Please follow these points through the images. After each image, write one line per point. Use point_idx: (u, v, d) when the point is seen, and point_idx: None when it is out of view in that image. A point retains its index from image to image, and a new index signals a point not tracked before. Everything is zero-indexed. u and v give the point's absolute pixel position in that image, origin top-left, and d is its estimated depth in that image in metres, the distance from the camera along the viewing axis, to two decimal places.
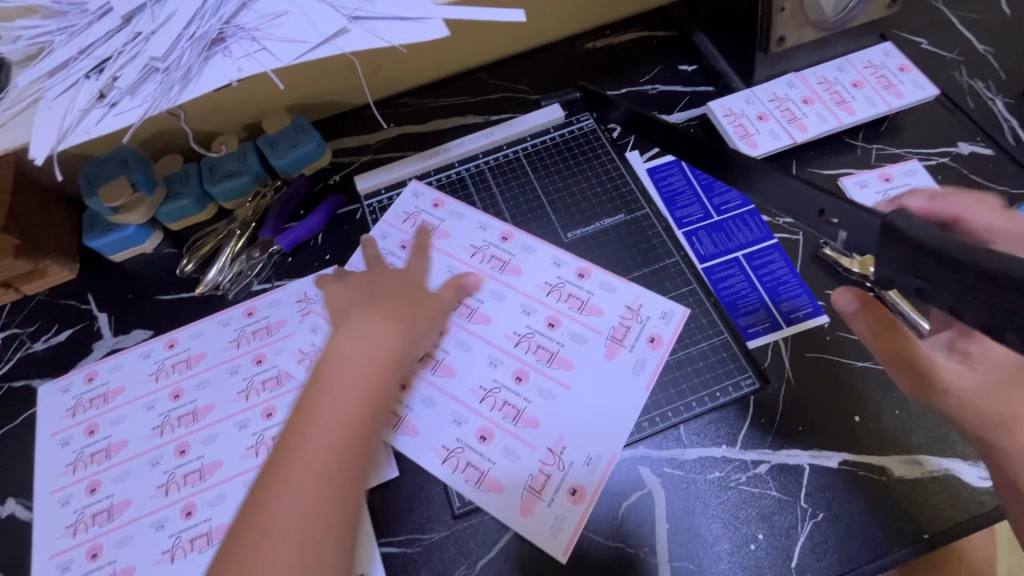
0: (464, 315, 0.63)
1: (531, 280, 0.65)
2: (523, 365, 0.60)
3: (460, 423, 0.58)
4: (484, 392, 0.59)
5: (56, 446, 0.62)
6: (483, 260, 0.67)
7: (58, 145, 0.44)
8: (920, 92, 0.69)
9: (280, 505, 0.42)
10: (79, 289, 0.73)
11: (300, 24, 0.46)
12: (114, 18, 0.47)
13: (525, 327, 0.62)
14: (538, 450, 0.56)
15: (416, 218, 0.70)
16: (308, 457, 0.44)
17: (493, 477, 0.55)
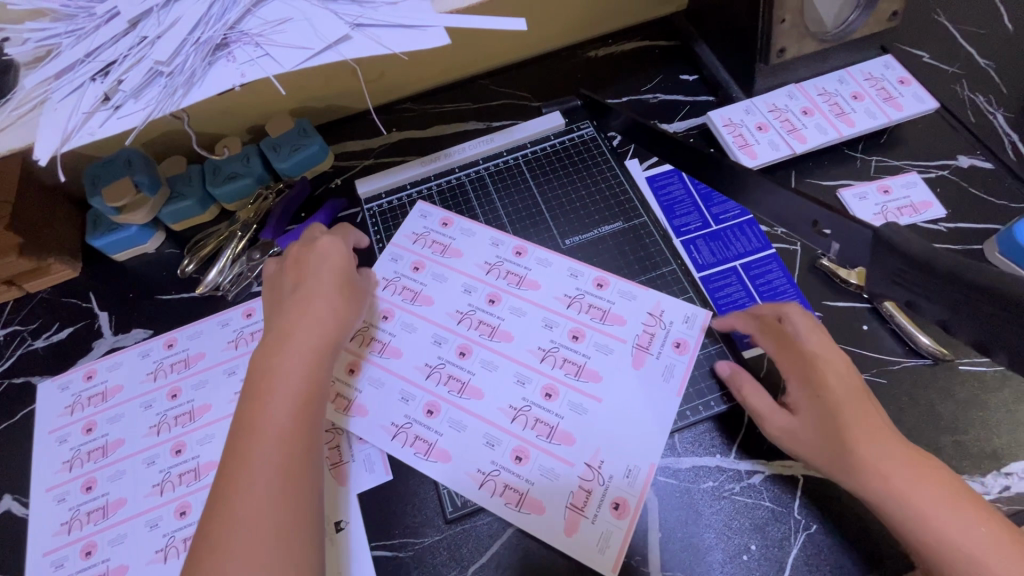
0: (484, 333, 0.63)
1: (548, 293, 0.64)
2: (552, 380, 0.59)
3: (494, 444, 0.57)
4: (515, 410, 0.58)
5: (53, 443, 0.63)
6: (498, 276, 0.66)
7: (62, 146, 0.45)
8: (920, 105, 0.69)
9: (252, 463, 0.44)
10: (81, 287, 0.73)
11: (303, 30, 0.47)
12: (121, 22, 0.47)
13: (549, 341, 0.61)
14: (577, 467, 0.55)
15: (426, 238, 0.69)
16: (274, 415, 0.46)
17: (534, 498, 0.54)
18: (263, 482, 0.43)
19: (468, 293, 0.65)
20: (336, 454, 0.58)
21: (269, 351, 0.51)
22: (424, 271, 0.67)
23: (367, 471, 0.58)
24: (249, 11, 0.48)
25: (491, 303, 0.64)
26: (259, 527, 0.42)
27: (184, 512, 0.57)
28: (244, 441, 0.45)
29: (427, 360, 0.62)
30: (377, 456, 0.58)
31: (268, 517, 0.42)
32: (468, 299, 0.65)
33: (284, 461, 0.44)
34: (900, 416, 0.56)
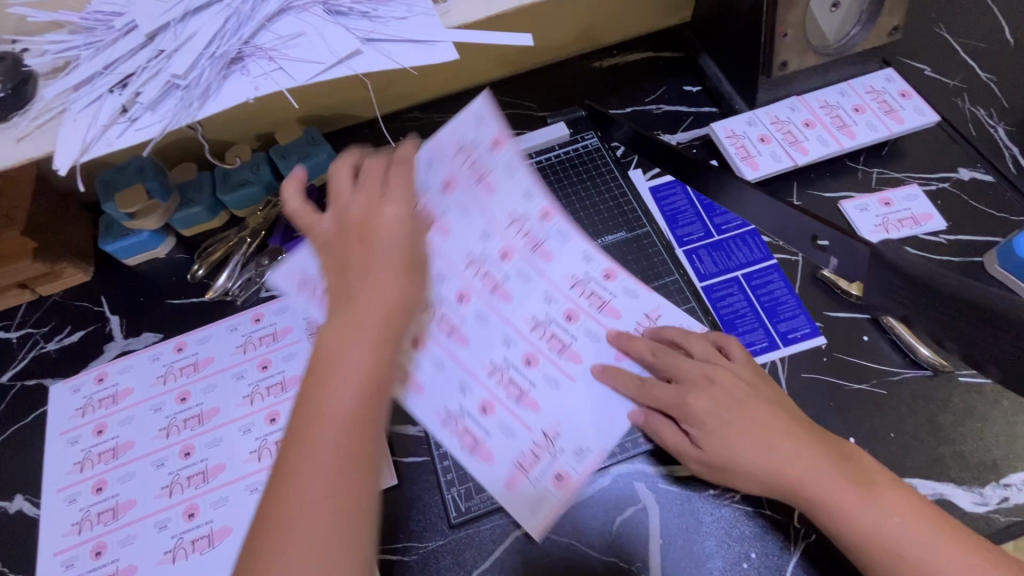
0: (490, 295, 0.57)
1: (561, 268, 0.59)
2: (535, 350, 0.57)
3: (465, 391, 0.56)
4: (493, 366, 0.56)
5: (64, 445, 0.64)
6: (518, 234, 0.58)
7: (81, 156, 0.46)
8: (921, 118, 0.70)
9: (313, 444, 0.38)
10: (93, 291, 0.75)
11: (316, 45, 0.48)
12: (138, 36, 0.49)
13: (545, 314, 0.58)
14: (529, 433, 0.55)
15: (469, 154, 0.56)
16: (331, 403, 0.39)
17: (486, 448, 0.54)
18: (323, 470, 0.37)
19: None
20: None
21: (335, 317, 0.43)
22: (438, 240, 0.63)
23: None
24: (263, 26, 0.49)
25: (503, 258, 0.57)
26: (319, 515, 0.36)
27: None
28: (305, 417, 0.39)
29: (464, 297, 0.57)
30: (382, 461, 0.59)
31: (316, 513, 0.36)
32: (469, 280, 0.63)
33: (343, 459, 0.38)
34: (900, 426, 0.56)
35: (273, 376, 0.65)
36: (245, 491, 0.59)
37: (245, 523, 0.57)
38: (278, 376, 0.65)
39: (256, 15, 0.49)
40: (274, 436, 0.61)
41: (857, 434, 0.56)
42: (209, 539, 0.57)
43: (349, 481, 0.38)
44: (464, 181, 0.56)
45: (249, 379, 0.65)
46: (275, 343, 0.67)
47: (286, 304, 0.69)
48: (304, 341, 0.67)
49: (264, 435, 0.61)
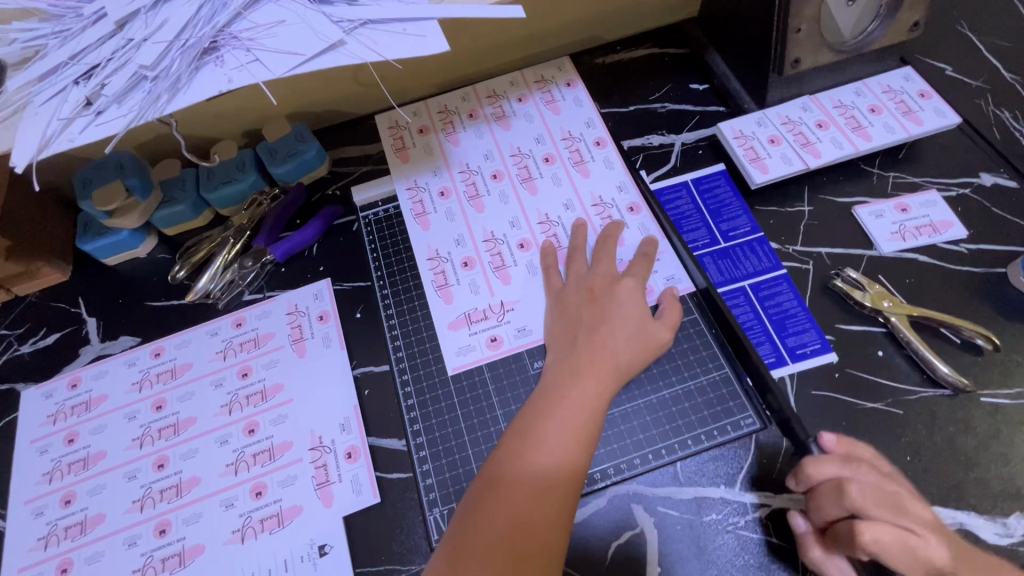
0: (522, 175, 0.70)
1: (565, 122, 0.73)
2: (531, 237, 0.66)
3: (458, 245, 0.66)
4: (491, 237, 0.66)
5: (34, 454, 0.61)
6: (568, 147, 0.71)
7: (39, 153, 0.43)
8: (941, 120, 0.66)
9: (522, 465, 0.48)
10: (70, 292, 0.72)
11: (296, 35, 0.45)
12: (107, 23, 0.46)
13: (556, 215, 0.67)
14: (493, 308, 0.62)
15: (506, 114, 0.74)
16: (551, 443, 0.49)
17: (451, 290, 0.63)
18: (536, 481, 0.47)
19: (485, 157, 0.72)
20: (323, 473, 0.56)
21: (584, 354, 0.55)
22: (474, 121, 0.74)
23: (354, 492, 0.55)
24: (240, 14, 0.46)
25: (545, 161, 0.70)
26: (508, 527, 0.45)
27: (260, 492, 0.56)
28: (531, 438, 0.49)
29: (521, 146, 0.72)
30: (365, 477, 0.56)
31: (520, 507, 0.46)
32: (482, 161, 0.71)
33: (556, 474, 0.48)
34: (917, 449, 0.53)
35: (254, 384, 0.62)
36: (219, 507, 0.55)
37: (218, 541, 0.54)
38: (258, 385, 0.61)
39: (231, 3, 0.45)
40: (252, 449, 0.58)
41: None
42: (180, 558, 0.54)
43: (559, 501, 0.47)
44: (535, 100, 0.75)
45: (228, 387, 0.62)
46: (257, 350, 0.64)
47: (269, 308, 0.66)
48: (287, 349, 0.63)
49: (241, 447, 0.58)
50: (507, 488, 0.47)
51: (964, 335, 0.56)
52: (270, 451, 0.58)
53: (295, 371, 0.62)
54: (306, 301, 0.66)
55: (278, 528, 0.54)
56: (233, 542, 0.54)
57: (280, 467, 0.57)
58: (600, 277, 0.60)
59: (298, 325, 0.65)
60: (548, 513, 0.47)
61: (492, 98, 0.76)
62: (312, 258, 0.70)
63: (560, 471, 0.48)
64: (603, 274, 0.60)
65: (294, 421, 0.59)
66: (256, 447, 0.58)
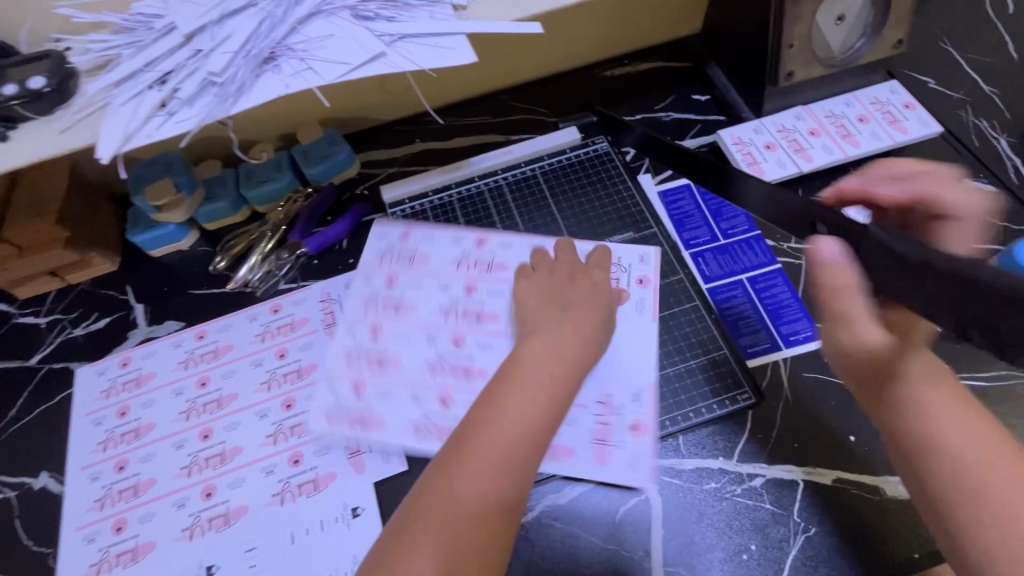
0: (388, 311, 0.69)
1: (435, 261, 0.71)
2: (459, 331, 0.66)
3: (375, 395, 0.63)
4: (434, 365, 0.64)
5: (89, 425, 0.66)
6: (468, 269, 0.70)
7: (122, 147, 0.49)
8: (924, 129, 0.72)
9: (463, 471, 0.44)
10: (118, 281, 0.78)
11: (344, 47, 0.51)
12: (178, 36, 0.52)
13: (448, 299, 0.68)
14: (444, 344, 0.66)
15: (388, 257, 0.73)
16: (496, 447, 0.45)
17: (393, 356, 0.66)
18: (479, 491, 0.44)
19: (366, 284, 0.71)
20: (356, 444, 0.61)
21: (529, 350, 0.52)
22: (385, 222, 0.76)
23: (384, 461, 0.60)
24: (295, 28, 0.52)
25: (470, 293, 0.68)
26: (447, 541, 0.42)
27: (297, 460, 0.61)
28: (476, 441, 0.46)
29: (454, 254, 0.72)
30: (393, 448, 0.61)
31: (459, 523, 0.43)
32: (366, 290, 0.71)
33: (494, 496, 0.44)
34: None
35: (290, 364, 0.67)
36: (260, 473, 0.61)
37: (260, 503, 0.59)
38: (295, 364, 0.67)
39: (288, 19, 0.52)
40: (290, 421, 0.63)
41: (857, 433, 0.57)
42: (226, 518, 0.59)
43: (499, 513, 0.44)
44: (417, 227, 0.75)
45: (266, 366, 0.67)
46: (293, 333, 0.69)
47: (304, 296, 0.72)
48: (320, 331, 0.69)
49: (280, 420, 0.64)
50: (444, 513, 0.43)
51: None
52: (363, 421, 0.62)
53: (328, 351, 0.67)
54: (338, 289, 0.72)
55: (315, 492, 0.59)
56: (273, 504, 0.59)
57: (370, 437, 0.61)
58: (571, 263, 0.63)
59: (331, 310, 0.70)
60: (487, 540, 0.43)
61: (379, 231, 0.75)
62: (342, 251, 0.76)
63: (499, 493, 0.44)
64: (572, 264, 0.62)
65: (329, 397, 0.64)
66: (355, 413, 0.62)
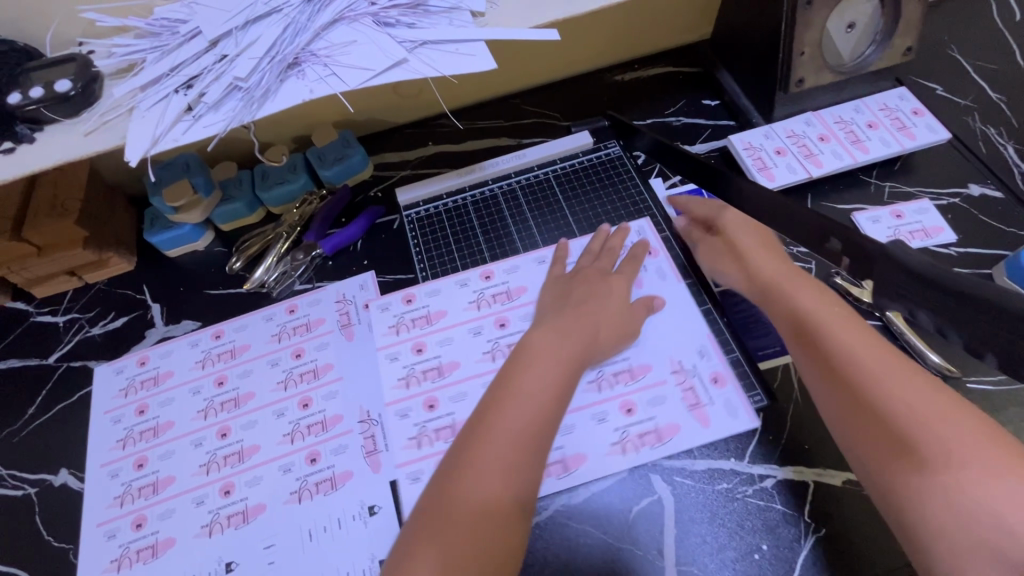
0: (420, 324, 0.68)
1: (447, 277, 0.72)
2: (497, 313, 0.68)
3: (436, 419, 0.62)
4: (488, 351, 0.65)
5: (107, 423, 0.67)
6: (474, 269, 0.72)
7: (150, 150, 0.50)
8: (932, 135, 0.73)
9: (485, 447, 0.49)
10: (134, 280, 0.79)
11: (366, 53, 0.52)
12: (203, 41, 0.53)
13: (475, 293, 0.70)
14: (490, 330, 0.67)
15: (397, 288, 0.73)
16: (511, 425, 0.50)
17: (448, 364, 0.65)
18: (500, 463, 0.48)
19: (385, 307, 0.70)
20: (371, 443, 0.62)
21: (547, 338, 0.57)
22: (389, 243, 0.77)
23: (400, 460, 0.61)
24: (318, 35, 0.53)
25: (488, 279, 0.71)
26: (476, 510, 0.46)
27: (314, 459, 0.62)
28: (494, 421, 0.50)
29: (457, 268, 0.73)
30: None
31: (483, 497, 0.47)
32: (390, 309, 0.70)
33: (513, 469, 0.48)
34: None
35: (307, 363, 0.68)
36: (278, 471, 0.62)
37: (278, 501, 0.60)
38: (311, 364, 0.68)
39: (312, 25, 0.53)
40: (307, 420, 0.64)
41: None
42: (244, 515, 0.60)
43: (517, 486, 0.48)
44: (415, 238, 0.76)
45: (283, 366, 0.68)
46: (309, 333, 0.70)
47: (319, 296, 0.73)
48: (336, 331, 0.70)
49: (297, 419, 0.65)
50: (455, 513, 0.46)
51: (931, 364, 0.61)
52: (453, 427, 0.61)
53: (344, 352, 0.68)
54: (353, 290, 0.73)
55: (332, 491, 0.60)
56: (291, 502, 0.60)
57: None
58: (594, 267, 0.66)
59: (346, 311, 0.71)
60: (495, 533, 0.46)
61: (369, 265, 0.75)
62: (357, 252, 0.77)
63: (506, 488, 0.48)
64: (597, 268, 0.66)
65: (345, 397, 0.65)
66: (438, 422, 0.62)
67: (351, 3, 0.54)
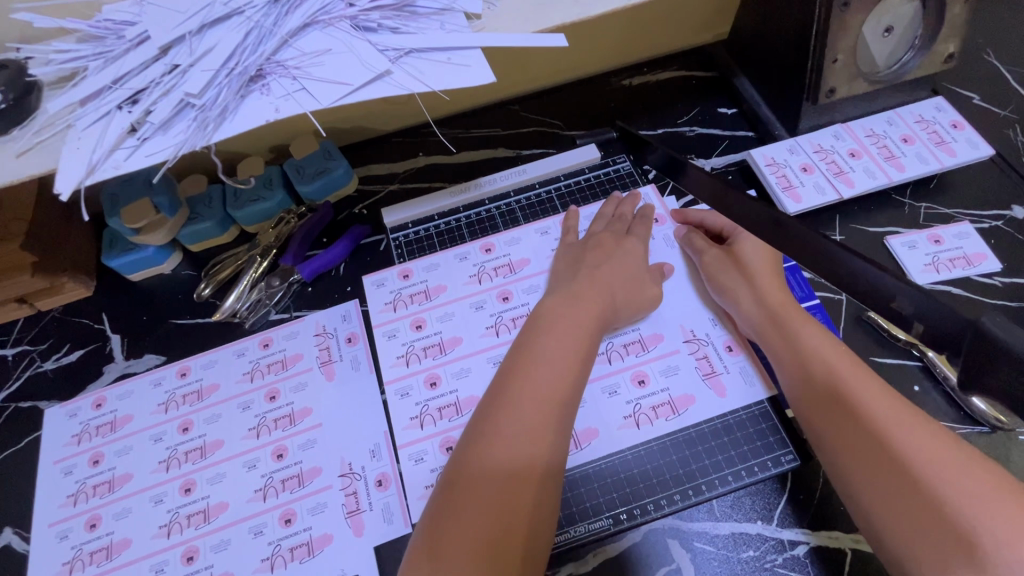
0: (418, 300, 0.65)
1: (447, 254, 0.68)
2: (500, 287, 0.65)
3: (437, 396, 0.59)
4: (492, 326, 0.62)
5: (58, 475, 0.60)
6: (476, 240, 0.68)
7: (85, 179, 0.42)
8: (974, 151, 0.66)
9: (495, 441, 0.46)
10: (93, 308, 0.71)
11: (342, 64, 0.45)
12: (151, 48, 0.45)
13: (474, 267, 0.67)
14: (493, 304, 0.64)
15: (385, 281, 0.67)
16: (521, 416, 0.47)
17: (451, 338, 0.62)
18: (510, 461, 0.45)
19: (380, 285, 0.67)
20: (353, 501, 0.55)
21: (555, 322, 0.54)
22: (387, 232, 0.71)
23: (385, 521, 0.54)
24: (286, 42, 0.45)
25: (488, 251, 0.67)
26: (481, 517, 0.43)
27: (289, 520, 0.55)
28: (502, 411, 0.48)
29: (459, 249, 0.68)
30: (396, 506, 0.55)
31: (495, 496, 0.44)
32: (385, 289, 0.67)
33: (531, 465, 0.46)
34: None
35: (282, 407, 0.61)
36: (248, 533, 0.55)
37: (247, 569, 0.53)
38: (286, 408, 0.61)
39: (278, 30, 0.45)
40: (282, 474, 0.57)
41: None
42: None
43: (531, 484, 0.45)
44: (411, 223, 0.71)
45: (255, 410, 0.61)
46: (285, 371, 0.63)
47: (297, 329, 0.66)
48: (315, 370, 0.63)
49: (270, 472, 0.58)
50: (481, 475, 0.45)
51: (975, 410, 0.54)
52: (456, 405, 0.59)
53: (323, 394, 0.61)
54: (334, 322, 0.66)
55: (308, 557, 0.53)
56: (262, 571, 0.53)
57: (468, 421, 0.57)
58: (608, 232, 0.64)
59: (327, 347, 0.64)
60: (531, 499, 0.45)
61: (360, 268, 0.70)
62: (340, 277, 0.69)
63: (539, 450, 0.46)
64: (610, 232, 0.64)
65: (324, 446, 0.58)
66: (440, 401, 0.59)
67: (325, 3, 0.46)
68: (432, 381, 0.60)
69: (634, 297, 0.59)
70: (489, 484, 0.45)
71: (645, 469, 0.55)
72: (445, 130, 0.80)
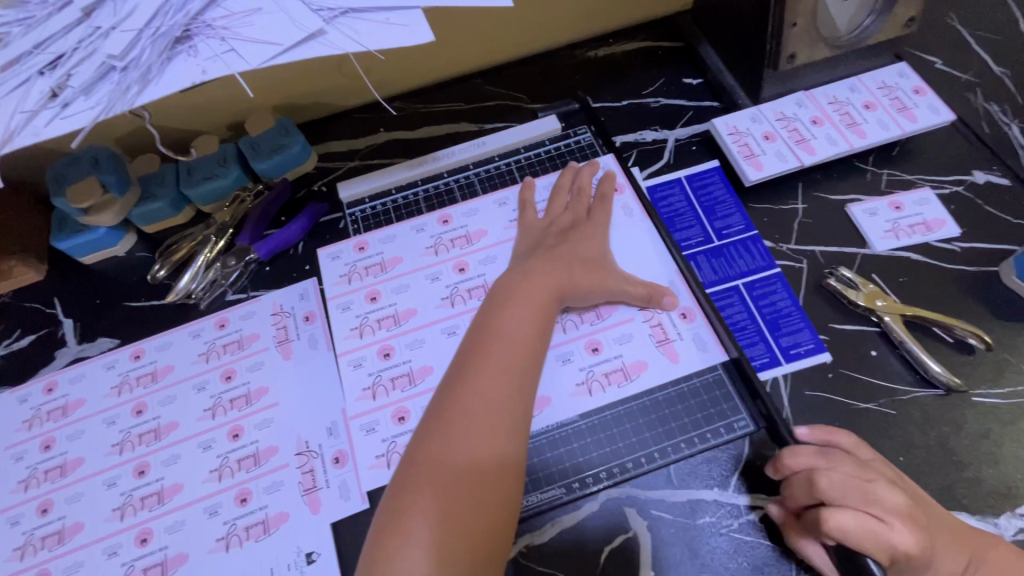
0: (375, 272, 0.64)
1: (404, 226, 0.67)
2: (457, 259, 0.64)
3: (391, 369, 0.59)
4: (448, 298, 0.62)
5: (8, 461, 0.59)
6: (432, 214, 0.67)
7: (4, 147, 0.41)
8: (935, 116, 0.65)
9: (459, 418, 0.45)
10: (44, 292, 0.69)
11: (273, 24, 0.43)
12: (74, 11, 0.43)
13: (431, 238, 0.65)
14: (449, 275, 0.63)
15: (342, 254, 0.66)
16: (484, 391, 0.46)
17: (405, 311, 0.62)
18: (478, 438, 0.44)
19: (336, 257, 0.66)
20: (310, 478, 0.55)
21: (513, 294, 0.53)
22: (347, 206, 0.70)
23: (343, 498, 0.54)
24: (214, 1, 0.43)
25: (444, 223, 0.66)
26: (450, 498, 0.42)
27: (245, 499, 0.54)
28: (465, 387, 0.47)
29: (415, 222, 0.67)
30: (352, 483, 0.54)
31: (462, 475, 0.43)
32: (343, 260, 0.66)
33: (497, 440, 0.45)
34: (910, 449, 0.52)
35: (237, 388, 0.60)
36: (203, 514, 0.54)
37: (202, 549, 0.53)
38: (242, 388, 0.60)
39: None
40: (237, 454, 0.56)
41: None
42: (163, 567, 0.52)
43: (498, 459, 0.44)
44: (370, 197, 0.70)
45: (211, 391, 0.60)
46: (241, 351, 0.62)
47: (253, 308, 0.64)
48: (270, 350, 0.62)
49: (225, 452, 0.57)
50: (447, 485, 0.42)
51: (955, 334, 0.56)
52: (409, 375, 0.58)
53: (278, 373, 0.60)
54: (292, 301, 0.64)
55: (264, 536, 0.53)
56: (217, 551, 0.52)
57: (421, 391, 0.57)
58: (567, 213, 0.63)
59: (284, 325, 0.63)
60: (499, 502, 0.43)
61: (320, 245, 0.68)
62: (297, 256, 0.68)
63: (498, 449, 0.44)
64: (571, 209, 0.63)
65: (280, 425, 0.58)
66: (394, 371, 0.58)
67: None
68: (384, 353, 0.59)
69: (592, 266, 0.58)
70: (457, 497, 0.42)
71: (600, 437, 0.55)
72: (406, 105, 0.78)
